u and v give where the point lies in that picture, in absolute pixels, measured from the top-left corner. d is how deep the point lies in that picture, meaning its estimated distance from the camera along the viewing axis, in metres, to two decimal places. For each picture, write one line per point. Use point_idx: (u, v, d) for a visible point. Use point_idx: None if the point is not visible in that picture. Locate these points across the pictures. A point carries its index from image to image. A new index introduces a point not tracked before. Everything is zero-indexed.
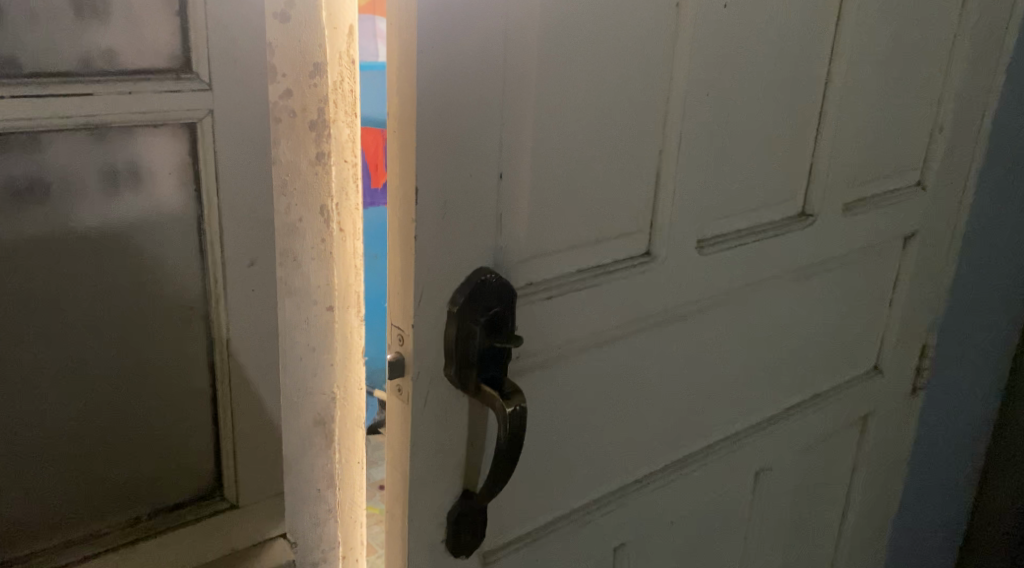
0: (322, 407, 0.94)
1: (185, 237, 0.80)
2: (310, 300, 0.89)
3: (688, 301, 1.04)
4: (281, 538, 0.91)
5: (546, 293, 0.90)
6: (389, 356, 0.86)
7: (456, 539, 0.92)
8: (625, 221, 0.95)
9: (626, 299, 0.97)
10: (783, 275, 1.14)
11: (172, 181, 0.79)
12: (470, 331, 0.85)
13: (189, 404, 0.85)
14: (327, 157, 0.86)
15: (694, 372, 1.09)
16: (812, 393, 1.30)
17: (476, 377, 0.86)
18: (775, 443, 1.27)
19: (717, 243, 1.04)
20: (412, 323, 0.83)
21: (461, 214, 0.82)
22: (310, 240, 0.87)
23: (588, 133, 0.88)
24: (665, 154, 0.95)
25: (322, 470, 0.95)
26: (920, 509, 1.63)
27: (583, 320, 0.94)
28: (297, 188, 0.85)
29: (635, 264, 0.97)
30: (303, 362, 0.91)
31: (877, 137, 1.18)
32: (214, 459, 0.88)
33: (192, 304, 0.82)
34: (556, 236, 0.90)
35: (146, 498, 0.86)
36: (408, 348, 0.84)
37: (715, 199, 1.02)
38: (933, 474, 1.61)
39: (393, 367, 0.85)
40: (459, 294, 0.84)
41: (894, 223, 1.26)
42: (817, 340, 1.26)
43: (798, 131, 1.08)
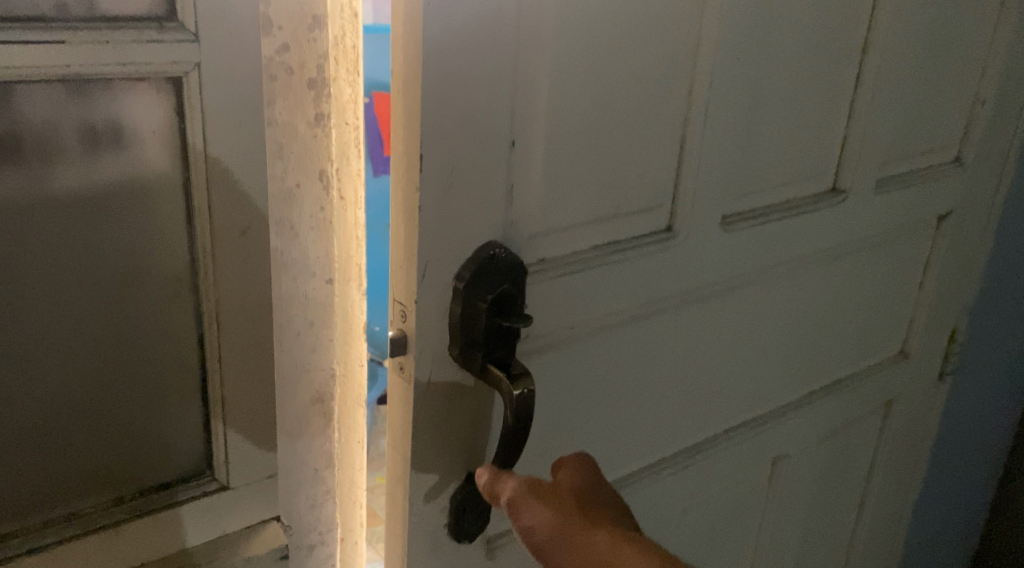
0: (321, 384, 0.88)
1: (173, 204, 0.75)
2: (308, 273, 0.84)
3: (710, 280, 0.98)
4: (275, 521, 0.88)
5: (559, 271, 0.85)
6: (390, 333, 0.80)
7: (458, 524, 0.88)
8: (646, 194, 0.89)
9: (644, 277, 0.92)
10: (811, 254, 1.08)
11: (157, 142, 0.74)
12: (476, 309, 0.79)
13: (176, 379, 0.81)
14: (327, 118, 0.80)
15: (712, 355, 1.04)
16: (835, 378, 1.24)
17: (482, 358, 0.80)
18: (795, 429, 1.21)
19: (742, 220, 0.98)
20: (415, 300, 0.78)
21: (470, 184, 0.76)
22: (308, 208, 0.82)
23: (609, 101, 0.82)
24: (689, 125, 0.89)
25: (320, 450, 0.90)
26: (940, 498, 1.58)
27: (598, 300, 0.89)
28: (294, 152, 0.80)
29: (655, 240, 0.91)
30: (300, 337, 0.85)
31: (915, 110, 1.11)
32: (205, 439, 0.84)
33: (180, 276, 0.78)
34: (571, 210, 0.84)
35: (132, 478, 0.82)
36: (410, 326, 0.79)
37: (742, 173, 0.96)
38: (956, 463, 1.56)
39: (395, 347, 0.80)
40: (465, 270, 0.79)
41: (927, 203, 1.20)
42: (843, 322, 1.20)
43: (831, 101, 1.01)
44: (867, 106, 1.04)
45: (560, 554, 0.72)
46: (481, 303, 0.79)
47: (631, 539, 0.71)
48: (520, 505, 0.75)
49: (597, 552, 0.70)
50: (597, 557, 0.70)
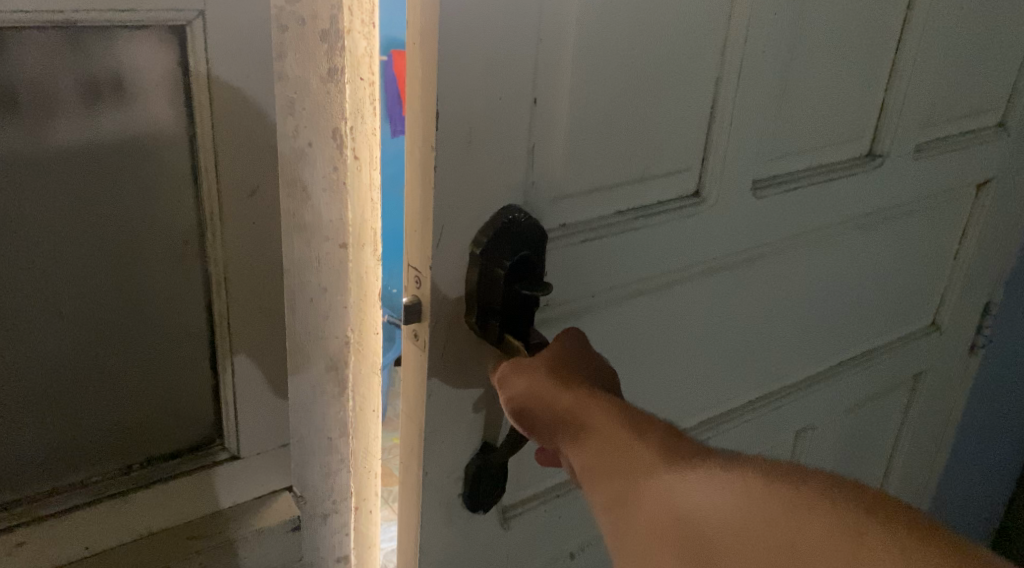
0: (335, 351, 0.85)
1: (178, 161, 0.72)
2: (321, 236, 0.80)
3: (738, 247, 0.94)
4: (287, 491, 0.86)
5: (582, 236, 0.81)
6: (405, 299, 0.77)
7: (473, 493, 0.84)
8: (674, 156, 0.85)
9: (670, 244, 0.88)
10: (845, 222, 1.04)
11: (161, 96, 0.70)
12: (494, 277, 0.75)
13: (183, 346, 0.78)
14: (340, 73, 0.77)
15: (738, 325, 1.00)
16: (865, 349, 1.20)
17: (499, 327, 0.76)
18: (821, 401, 1.18)
19: (773, 185, 0.94)
20: (430, 265, 0.74)
21: (489, 144, 0.73)
22: (320, 168, 0.78)
23: (638, 57, 0.77)
24: (721, 85, 0.84)
25: (335, 419, 0.87)
26: (964, 470, 1.55)
27: (621, 267, 0.85)
28: (306, 109, 0.76)
29: (682, 205, 0.87)
30: (313, 303, 0.82)
31: (959, 71, 1.06)
32: (215, 407, 0.82)
33: (186, 237, 0.75)
34: (595, 172, 0.80)
35: (141, 447, 0.80)
36: (425, 293, 0.76)
37: (775, 135, 0.91)
38: (983, 434, 1.52)
39: (409, 313, 0.77)
40: (482, 236, 0.75)
41: (965, 169, 1.15)
42: (875, 292, 1.16)
43: (872, 61, 0.96)
44: (908, 67, 0.99)
45: (538, 418, 0.69)
46: (499, 270, 0.75)
47: (603, 394, 0.67)
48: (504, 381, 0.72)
49: (564, 410, 0.67)
50: (564, 415, 0.67)
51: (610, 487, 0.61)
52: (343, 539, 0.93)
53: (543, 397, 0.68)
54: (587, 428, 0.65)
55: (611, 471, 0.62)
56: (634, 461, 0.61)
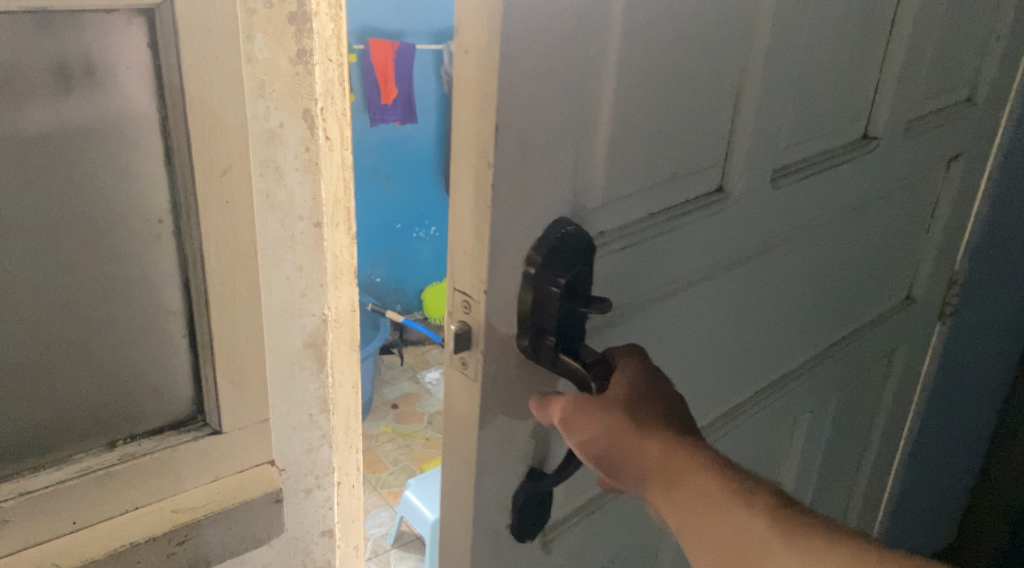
0: (313, 330, 0.92)
1: (150, 142, 0.74)
2: (294, 216, 0.86)
3: (753, 240, 0.92)
4: (269, 464, 0.88)
5: (623, 244, 0.77)
6: (450, 326, 0.72)
7: (523, 520, 0.79)
8: (700, 154, 0.82)
9: (692, 246, 0.84)
10: (840, 207, 1.04)
11: (134, 78, 0.72)
12: (547, 295, 0.71)
13: (162, 323, 0.80)
14: (308, 54, 0.81)
15: (741, 317, 0.99)
16: (852, 329, 1.21)
17: (555, 347, 0.72)
18: (819, 386, 1.17)
19: (781, 178, 0.92)
20: (483, 291, 0.70)
21: (539, 156, 0.69)
22: (291, 147, 0.83)
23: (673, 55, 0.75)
24: (748, 74, 0.83)
25: (314, 396, 0.95)
26: (934, 443, 1.58)
27: (656, 272, 0.82)
28: (276, 90, 0.81)
29: (704, 201, 0.84)
30: (289, 281, 0.88)
31: (940, 48, 1.08)
32: (194, 381, 0.83)
33: (161, 218, 0.77)
34: (630, 176, 0.76)
35: (123, 423, 0.81)
36: (476, 318, 0.71)
37: (785, 125, 0.90)
38: (949, 405, 1.55)
39: (458, 341, 0.71)
40: (535, 254, 0.71)
41: (938, 145, 1.17)
42: (862, 273, 1.16)
43: (865, 44, 0.97)
44: (900, 48, 1.01)
45: (622, 466, 0.70)
46: (556, 288, 0.70)
47: (688, 443, 0.69)
48: (571, 422, 0.71)
49: (654, 463, 0.68)
50: (656, 469, 0.68)
51: (721, 556, 0.65)
52: (326, 513, 1.01)
53: (629, 447, 0.69)
54: (683, 485, 0.67)
55: (721, 538, 0.66)
56: (746, 533, 0.65)
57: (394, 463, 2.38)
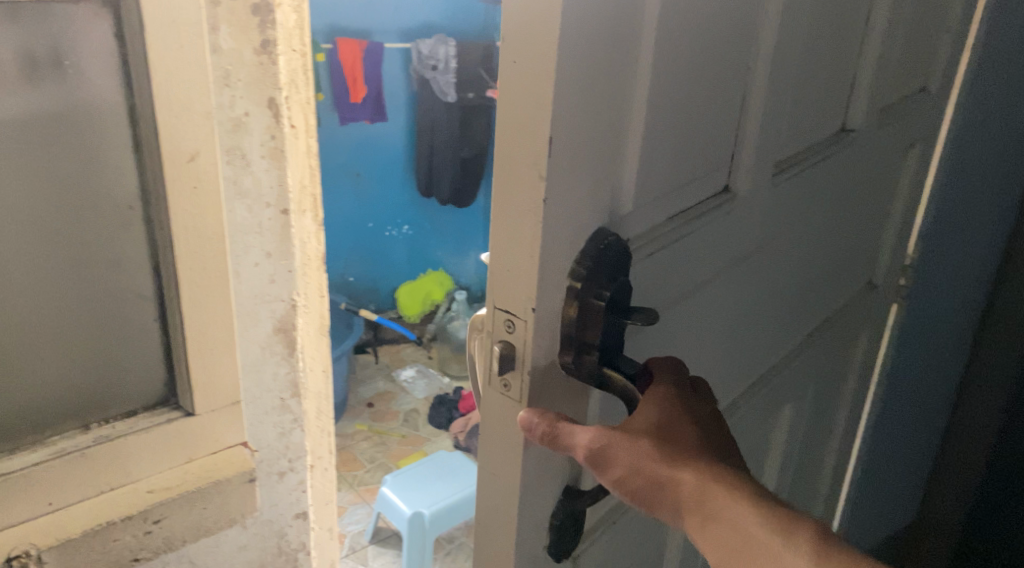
0: (283, 315, 0.95)
1: (119, 130, 0.76)
2: (262, 203, 0.89)
3: (750, 241, 0.84)
4: (242, 445, 0.90)
5: (648, 251, 0.70)
6: (493, 347, 0.66)
7: (558, 540, 0.72)
8: (714, 153, 0.75)
9: (699, 256, 0.76)
10: (826, 202, 0.97)
11: (103, 68, 0.74)
12: (592, 310, 0.66)
13: (134, 307, 0.83)
14: (272, 45, 0.85)
15: (757, 325, 0.92)
16: (836, 322, 1.14)
17: (601, 365, 0.67)
18: (804, 383, 1.09)
19: (782, 173, 0.86)
20: (532, 310, 0.64)
21: (584, 164, 0.63)
22: (257, 136, 0.86)
23: (711, 54, 0.70)
24: (749, 76, 0.76)
25: (285, 380, 0.98)
26: (902, 437, 1.50)
27: (671, 281, 0.74)
28: (241, 80, 0.84)
29: (714, 203, 0.77)
30: (258, 267, 0.91)
31: (912, 35, 1.04)
32: (167, 364, 0.85)
33: (131, 204, 0.79)
34: (658, 179, 0.69)
35: (98, 405, 0.83)
36: (522, 338, 0.65)
37: (782, 119, 0.83)
38: (915, 396, 1.47)
39: (502, 360, 0.66)
40: (580, 265, 0.65)
41: (904, 133, 1.12)
42: (841, 266, 1.10)
43: (843, 28, 0.89)
44: (888, 40, 0.98)
45: (655, 501, 0.65)
46: (602, 302, 0.65)
47: (723, 475, 0.64)
48: (602, 459, 0.65)
49: (687, 497, 0.64)
50: (689, 504, 0.64)
51: None
52: (300, 496, 1.04)
53: (661, 481, 0.64)
54: (716, 519, 0.63)
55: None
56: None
57: (370, 461, 2.41)
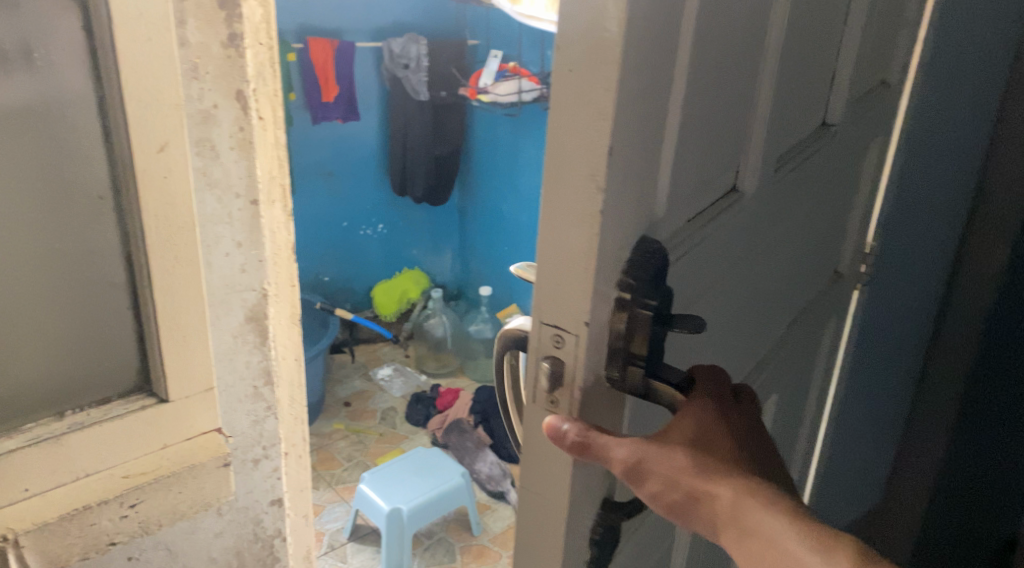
0: (254, 304, 0.97)
1: (89, 122, 0.78)
2: (232, 194, 0.91)
3: (756, 236, 0.84)
4: (216, 431, 0.92)
5: (677, 255, 0.70)
6: (541, 362, 0.67)
7: (600, 552, 0.73)
8: (724, 152, 0.75)
9: (715, 256, 0.76)
10: (815, 194, 0.98)
11: (74, 62, 0.76)
12: (639, 320, 0.66)
13: (106, 295, 0.84)
14: (240, 39, 0.87)
15: (754, 322, 0.92)
16: (819, 314, 1.16)
17: (648, 375, 0.68)
18: (790, 375, 1.11)
19: (781, 167, 0.86)
20: (584, 325, 0.65)
21: (628, 180, 0.64)
22: (226, 128, 0.88)
23: (729, 60, 0.71)
24: (755, 75, 0.76)
25: (257, 368, 0.99)
26: (857, 425, 1.47)
27: (693, 282, 0.74)
28: (209, 73, 0.86)
29: (723, 202, 0.77)
30: (229, 257, 0.93)
31: (887, 26, 1.06)
32: (141, 352, 0.87)
33: (102, 194, 0.81)
34: (680, 183, 0.69)
35: (72, 393, 0.85)
36: (570, 353, 0.66)
37: (781, 116, 0.83)
38: (868, 384, 1.43)
39: (551, 377, 0.67)
40: (629, 278, 0.66)
41: (878, 123, 1.15)
42: (824, 257, 1.12)
43: (831, 21, 0.90)
44: (871, 33, 0.99)
45: (691, 514, 0.66)
46: (649, 313, 0.66)
47: (760, 489, 0.65)
48: (638, 473, 0.66)
49: (723, 511, 0.65)
50: (725, 518, 0.65)
51: None
52: (275, 483, 1.06)
53: (698, 495, 0.66)
54: (754, 534, 0.64)
55: None
56: None
57: (347, 459, 2.43)
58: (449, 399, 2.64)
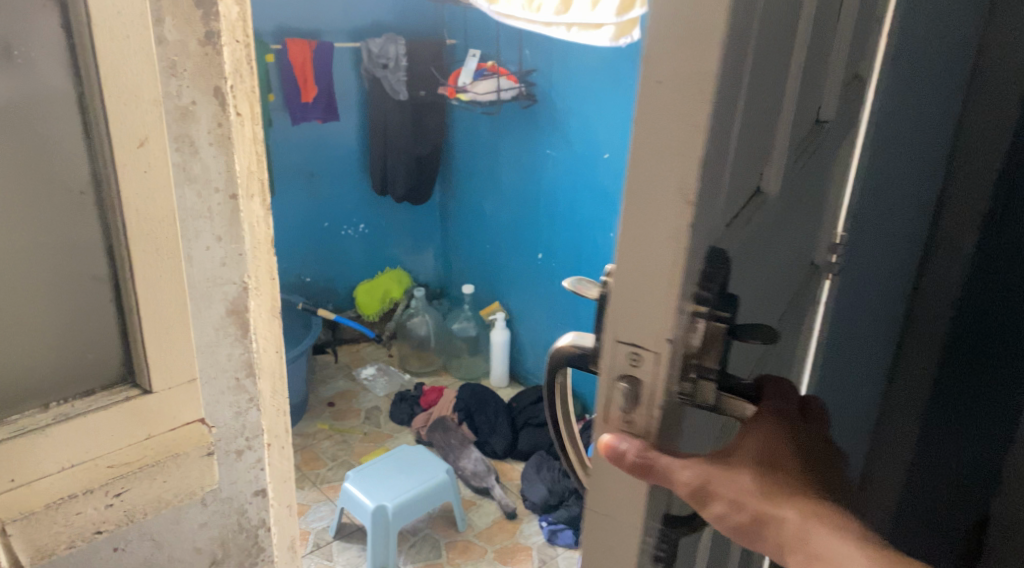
0: (236, 297, 0.99)
1: (70, 118, 0.80)
2: (211, 189, 0.93)
3: (780, 233, 0.84)
4: (198, 422, 0.94)
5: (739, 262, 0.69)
6: (618, 383, 0.64)
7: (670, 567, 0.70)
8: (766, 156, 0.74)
9: (756, 253, 0.75)
10: (816, 190, 0.99)
11: (54, 59, 0.78)
12: (710, 331, 0.66)
13: (89, 289, 0.86)
14: (216, 36, 0.89)
15: (772, 317, 0.92)
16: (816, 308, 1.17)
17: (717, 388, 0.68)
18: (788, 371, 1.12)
19: (804, 167, 0.86)
20: (669, 344, 0.62)
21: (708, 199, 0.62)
22: (205, 124, 0.91)
23: (774, 67, 0.70)
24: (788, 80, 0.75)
25: (239, 359, 1.02)
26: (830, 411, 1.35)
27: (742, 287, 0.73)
28: (187, 70, 0.88)
29: (763, 204, 0.76)
30: (209, 252, 0.95)
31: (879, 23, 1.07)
32: (123, 344, 0.89)
33: (83, 189, 0.83)
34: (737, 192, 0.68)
35: (58, 387, 0.87)
36: (653, 372, 0.63)
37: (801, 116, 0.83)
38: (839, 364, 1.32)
39: (629, 398, 0.64)
40: (709, 291, 0.65)
41: (870, 119, 1.16)
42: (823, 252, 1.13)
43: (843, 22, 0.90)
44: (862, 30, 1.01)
45: (758, 536, 0.67)
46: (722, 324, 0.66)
47: (828, 513, 0.67)
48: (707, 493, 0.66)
49: (792, 534, 0.66)
50: (794, 541, 0.66)
51: None
52: (259, 474, 1.08)
53: (767, 518, 0.67)
54: (821, 557, 0.66)
55: None
56: None
57: (332, 459, 2.45)
58: (432, 398, 2.67)
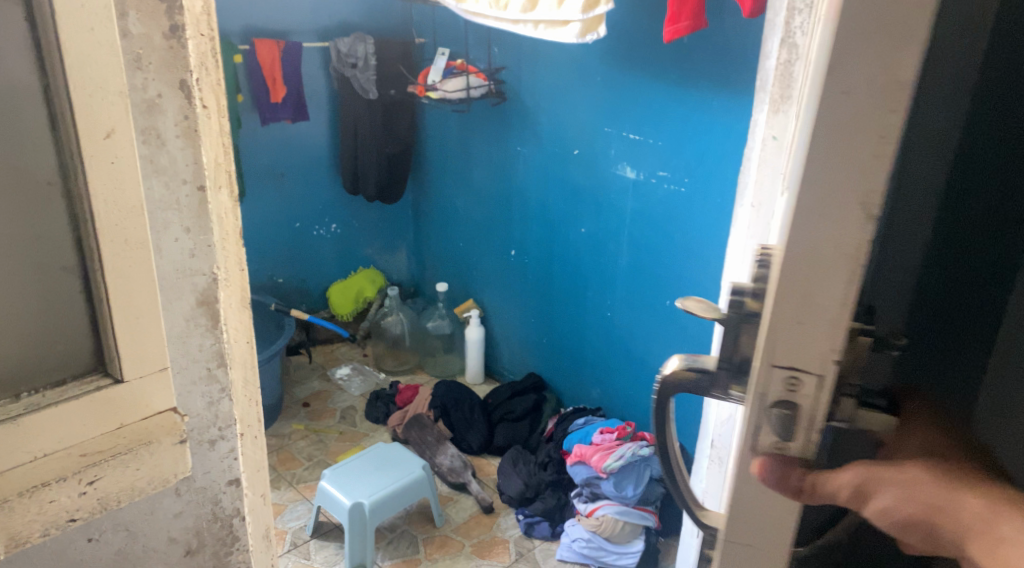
0: (205, 288, 1.00)
1: (35, 111, 0.81)
2: (179, 180, 0.95)
3: None
4: (171, 410, 0.95)
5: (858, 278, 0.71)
6: (770, 406, 0.66)
7: None
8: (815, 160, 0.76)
9: None
10: None
11: (17, 52, 0.79)
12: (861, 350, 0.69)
13: (59, 280, 0.87)
14: (180, 29, 0.90)
15: None
16: None
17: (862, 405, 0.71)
18: None
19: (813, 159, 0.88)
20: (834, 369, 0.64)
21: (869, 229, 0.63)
22: (171, 117, 0.92)
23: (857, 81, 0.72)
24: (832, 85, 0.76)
25: (211, 350, 1.03)
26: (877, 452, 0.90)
27: None
28: (152, 63, 0.89)
29: None
30: (178, 243, 0.96)
31: None
32: (94, 334, 0.90)
33: (50, 180, 0.84)
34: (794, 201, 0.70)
35: (28, 378, 0.88)
36: (806, 395, 0.65)
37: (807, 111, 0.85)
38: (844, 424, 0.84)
39: (784, 420, 0.66)
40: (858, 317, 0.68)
41: None
42: None
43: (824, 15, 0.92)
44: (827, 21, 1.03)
45: (939, 527, 0.70)
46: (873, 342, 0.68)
47: (1007, 497, 0.69)
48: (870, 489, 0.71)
49: (967, 519, 0.69)
50: (975, 526, 0.68)
51: None
52: (233, 463, 1.10)
53: (943, 506, 0.70)
54: (1003, 541, 0.67)
55: None
56: None
57: (308, 459, 2.45)
58: (408, 395, 2.68)
